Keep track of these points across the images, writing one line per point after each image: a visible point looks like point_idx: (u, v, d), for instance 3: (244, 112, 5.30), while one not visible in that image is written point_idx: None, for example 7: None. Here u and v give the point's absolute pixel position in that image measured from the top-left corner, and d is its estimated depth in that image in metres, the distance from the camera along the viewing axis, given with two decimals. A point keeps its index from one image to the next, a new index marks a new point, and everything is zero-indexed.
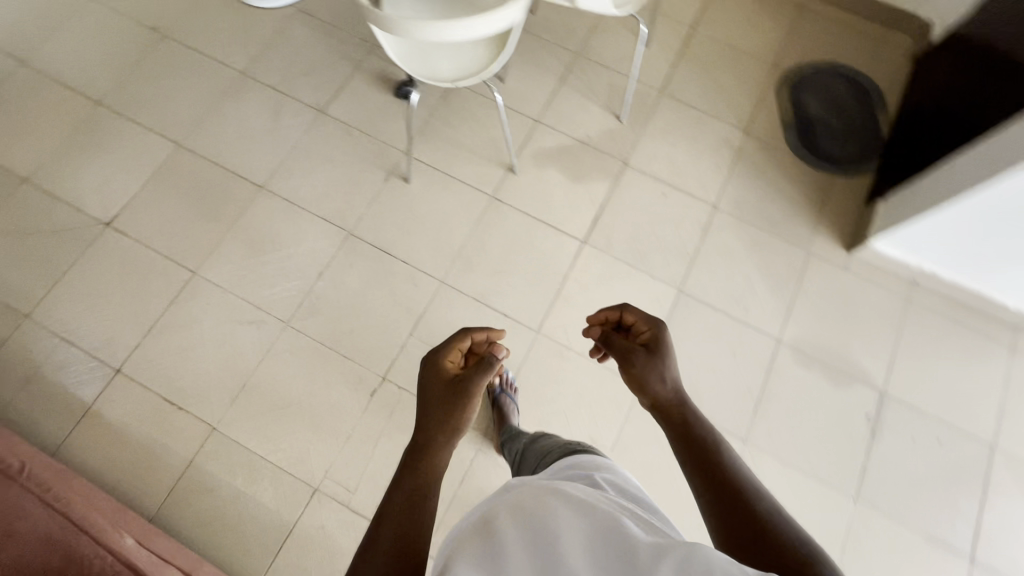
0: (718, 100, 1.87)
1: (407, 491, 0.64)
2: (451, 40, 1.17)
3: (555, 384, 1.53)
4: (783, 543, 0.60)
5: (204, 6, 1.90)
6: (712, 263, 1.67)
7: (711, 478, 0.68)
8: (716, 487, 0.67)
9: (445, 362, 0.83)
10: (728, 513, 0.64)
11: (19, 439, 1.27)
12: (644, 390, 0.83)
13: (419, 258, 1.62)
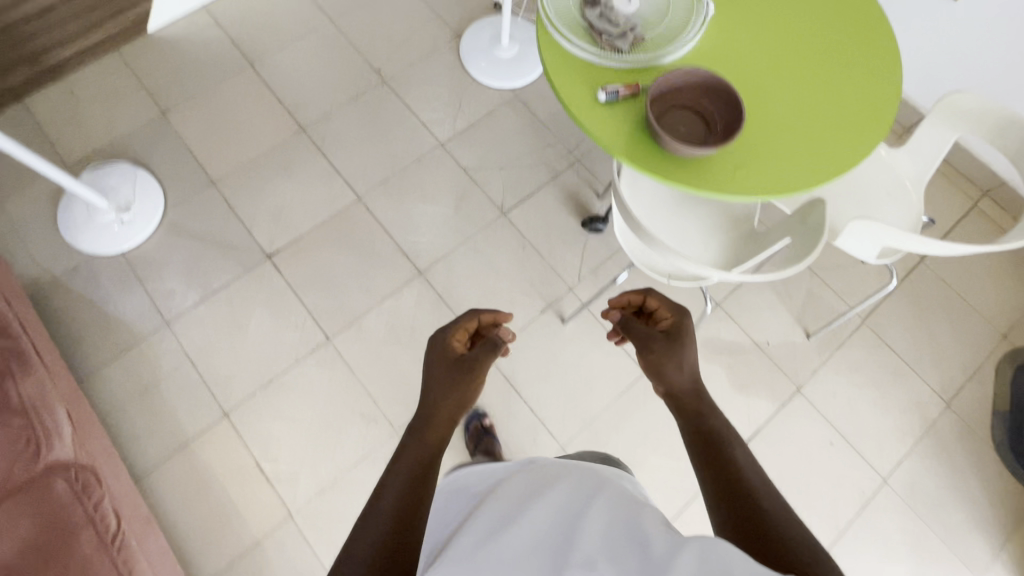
0: (927, 352, 1.62)
1: (403, 479, 0.65)
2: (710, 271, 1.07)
3: None
4: (795, 544, 0.57)
5: (431, 64, 1.88)
6: (859, 545, 1.45)
7: (719, 472, 0.65)
8: (729, 491, 0.63)
9: (452, 341, 0.81)
10: (732, 506, 0.62)
11: (122, 468, 1.25)
12: (661, 382, 0.79)
13: (547, 412, 1.50)
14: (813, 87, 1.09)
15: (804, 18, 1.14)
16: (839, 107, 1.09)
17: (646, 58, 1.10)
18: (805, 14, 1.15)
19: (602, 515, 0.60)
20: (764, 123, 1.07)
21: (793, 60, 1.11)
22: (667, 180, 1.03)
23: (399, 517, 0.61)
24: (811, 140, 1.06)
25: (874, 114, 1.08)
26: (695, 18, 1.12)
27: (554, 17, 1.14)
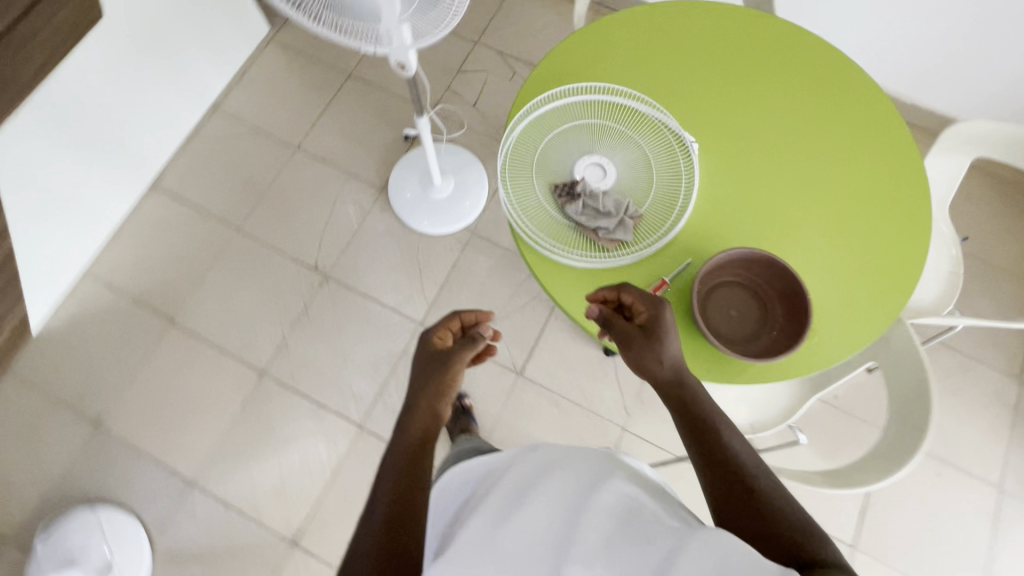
0: (981, 336, 1.57)
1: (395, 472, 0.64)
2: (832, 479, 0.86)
3: None
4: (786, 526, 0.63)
5: (370, 235, 1.66)
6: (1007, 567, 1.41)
7: (715, 464, 0.70)
8: (719, 470, 0.70)
9: (434, 339, 0.78)
10: (730, 495, 0.67)
11: None
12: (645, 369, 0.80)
13: None
14: (839, 201, 0.96)
15: (792, 120, 1.01)
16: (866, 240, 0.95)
17: (651, 238, 0.94)
18: (791, 114, 1.01)
19: (607, 506, 0.61)
20: (805, 264, 0.93)
21: (803, 175, 0.97)
22: (733, 380, 0.88)
23: (393, 519, 0.59)
24: (861, 266, 0.93)
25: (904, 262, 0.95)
26: (684, 168, 0.97)
27: (531, 225, 0.96)
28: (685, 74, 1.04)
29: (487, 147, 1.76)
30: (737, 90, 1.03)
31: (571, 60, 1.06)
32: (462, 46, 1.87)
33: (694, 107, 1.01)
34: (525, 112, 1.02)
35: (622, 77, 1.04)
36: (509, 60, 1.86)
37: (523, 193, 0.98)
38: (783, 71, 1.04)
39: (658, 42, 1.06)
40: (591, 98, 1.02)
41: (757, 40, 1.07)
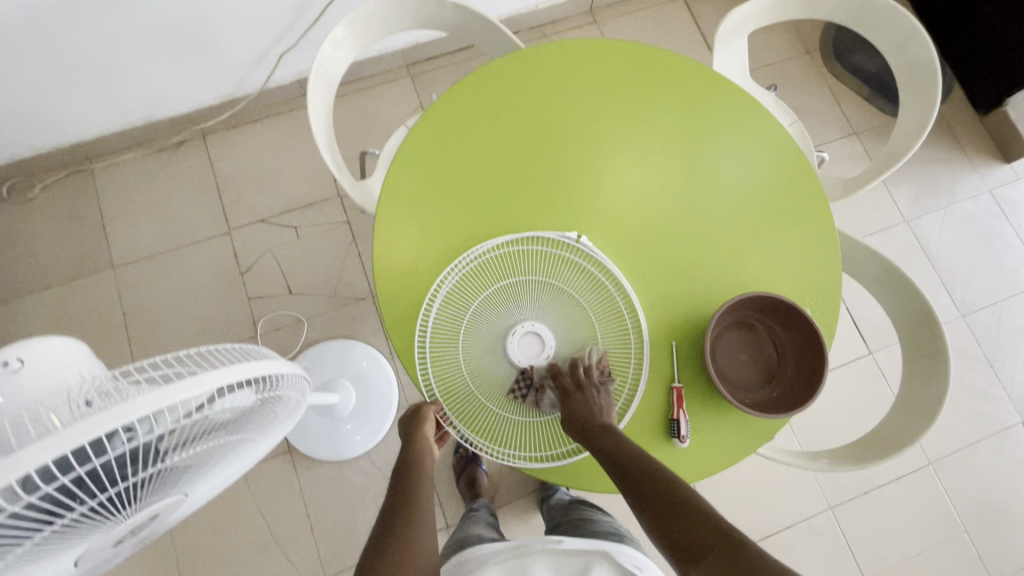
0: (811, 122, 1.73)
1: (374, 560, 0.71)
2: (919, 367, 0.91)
3: (984, 482, 1.48)
4: (714, 536, 0.65)
5: (323, 500, 1.39)
6: (951, 267, 1.66)
7: (650, 505, 0.71)
8: (650, 499, 0.71)
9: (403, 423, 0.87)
10: (667, 527, 0.68)
11: None
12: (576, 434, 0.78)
13: (797, 507, 1.44)
14: (714, 184, 0.96)
15: (625, 144, 0.96)
16: (751, 181, 0.97)
17: (634, 359, 0.86)
18: (619, 139, 0.97)
19: None
20: (743, 261, 0.93)
21: (673, 186, 0.95)
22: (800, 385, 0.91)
23: None
24: (772, 224, 0.95)
25: (792, 174, 0.97)
26: (595, 272, 0.88)
27: (523, 447, 0.84)
28: (510, 178, 0.93)
29: (342, 318, 1.51)
30: (562, 154, 0.95)
31: (407, 253, 0.90)
32: (220, 248, 1.53)
33: (544, 202, 0.93)
34: (420, 349, 0.85)
35: (462, 230, 0.91)
36: (276, 221, 1.56)
37: (491, 426, 0.84)
38: (584, 103, 0.97)
39: (462, 168, 0.93)
40: (463, 278, 0.86)
41: (538, 89, 0.97)
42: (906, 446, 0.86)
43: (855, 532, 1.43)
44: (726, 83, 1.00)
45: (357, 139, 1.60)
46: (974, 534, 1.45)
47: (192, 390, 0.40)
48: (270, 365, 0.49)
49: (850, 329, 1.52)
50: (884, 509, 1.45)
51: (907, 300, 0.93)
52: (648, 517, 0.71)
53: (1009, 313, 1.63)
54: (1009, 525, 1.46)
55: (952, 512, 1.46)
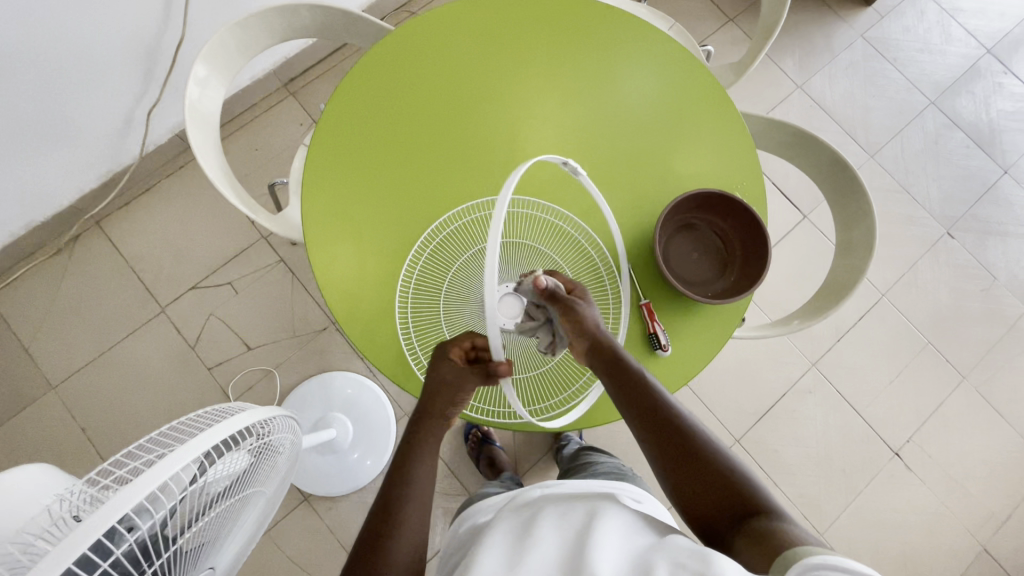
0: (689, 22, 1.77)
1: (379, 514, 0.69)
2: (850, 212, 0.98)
3: (934, 296, 1.63)
4: (736, 490, 0.67)
5: (358, 532, 1.38)
6: (850, 117, 1.77)
7: (666, 447, 0.72)
8: (653, 420, 0.73)
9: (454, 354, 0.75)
10: (683, 473, 0.70)
11: None
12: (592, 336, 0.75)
13: (785, 374, 1.54)
14: (625, 94, 0.98)
15: (531, 82, 0.97)
16: (656, 93, 0.99)
17: (610, 291, 0.90)
18: (524, 78, 0.97)
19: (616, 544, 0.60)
20: (671, 162, 0.97)
21: (588, 108, 0.97)
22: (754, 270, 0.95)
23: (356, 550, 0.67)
24: (687, 122, 0.99)
25: (690, 75, 1.00)
26: (546, 219, 0.91)
27: (533, 402, 0.86)
28: (434, 149, 0.93)
29: (311, 355, 1.47)
30: (475, 110, 0.95)
31: (357, 256, 0.89)
32: (160, 330, 1.45)
33: (473, 162, 0.93)
34: (409, 345, 0.87)
35: (404, 215, 0.90)
36: (207, 284, 1.48)
37: (497, 394, 0.86)
38: (479, 54, 0.97)
39: (383, 155, 0.92)
40: (426, 264, 0.89)
41: (432, 55, 0.96)
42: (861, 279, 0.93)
43: (840, 378, 1.55)
44: (604, 6, 1.01)
45: (260, 175, 1.52)
46: (937, 341, 1.60)
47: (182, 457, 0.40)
48: (264, 418, 0.52)
49: (781, 202, 1.61)
50: (858, 349, 1.58)
51: (820, 154, 0.99)
52: (659, 460, 0.72)
53: (910, 142, 1.76)
54: (963, 325, 1.62)
55: (912, 329, 1.60)
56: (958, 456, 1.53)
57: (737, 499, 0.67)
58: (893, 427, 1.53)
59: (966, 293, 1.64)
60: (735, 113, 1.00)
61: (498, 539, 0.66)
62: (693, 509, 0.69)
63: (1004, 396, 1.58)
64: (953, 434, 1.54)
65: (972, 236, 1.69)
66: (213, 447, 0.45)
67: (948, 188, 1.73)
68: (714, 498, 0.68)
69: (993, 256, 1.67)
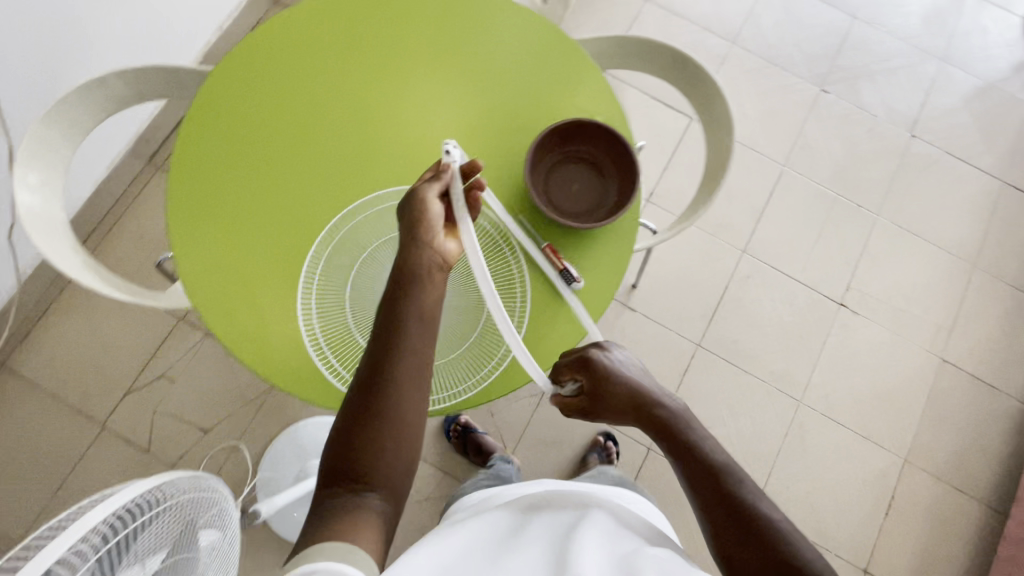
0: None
1: (379, 398, 0.69)
2: (703, 96, 1.01)
3: (828, 151, 1.71)
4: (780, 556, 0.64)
5: None
6: (702, 11, 1.82)
7: (712, 496, 0.71)
8: (704, 473, 0.73)
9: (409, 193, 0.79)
10: (727, 523, 0.68)
11: None
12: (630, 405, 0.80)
13: (721, 269, 1.60)
14: (502, 55, 0.98)
15: (409, 59, 0.96)
16: (493, 46, 0.98)
17: (506, 248, 0.90)
18: (400, 57, 0.95)
19: (599, 541, 0.67)
20: (529, 107, 0.97)
21: (433, 80, 0.96)
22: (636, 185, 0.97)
23: (353, 443, 0.68)
24: (531, 65, 0.98)
25: (521, 20, 1.00)
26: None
27: (468, 377, 0.86)
28: (323, 151, 0.91)
29: (271, 415, 1.44)
30: (357, 100, 0.93)
31: (253, 293, 0.87)
32: (108, 447, 1.39)
33: (340, 159, 0.91)
34: (329, 365, 0.86)
35: (288, 235, 0.88)
36: (141, 384, 1.43)
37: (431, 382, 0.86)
38: (352, 40, 0.95)
39: (256, 179, 0.90)
40: (322, 281, 0.87)
41: (305, 53, 0.94)
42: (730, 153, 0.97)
43: (770, 255, 1.62)
44: None
45: (153, 259, 1.46)
46: (844, 191, 1.68)
47: (92, 522, 0.41)
48: (187, 485, 0.54)
49: (664, 112, 1.65)
50: (777, 223, 1.64)
51: (661, 56, 1.02)
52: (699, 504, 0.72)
53: (762, 17, 1.82)
54: (862, 168, 1.70)
55: (819, 187, 1.68)
56: (896, 286, 1.62)
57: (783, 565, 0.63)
58: (831, 282, 1.61)
59: (856, 139, 1.72)
60: (572, 43, 1.00)
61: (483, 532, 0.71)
62: (723, 553, 0.67)
63: (918, 219, 1.67)
64: (884, 269, 1.63)
65: (844, 86, 1.77)
66: (135, 509, 0.47)
67: (809, 49, 1.80)
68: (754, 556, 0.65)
69: (868, 98, 1.76)
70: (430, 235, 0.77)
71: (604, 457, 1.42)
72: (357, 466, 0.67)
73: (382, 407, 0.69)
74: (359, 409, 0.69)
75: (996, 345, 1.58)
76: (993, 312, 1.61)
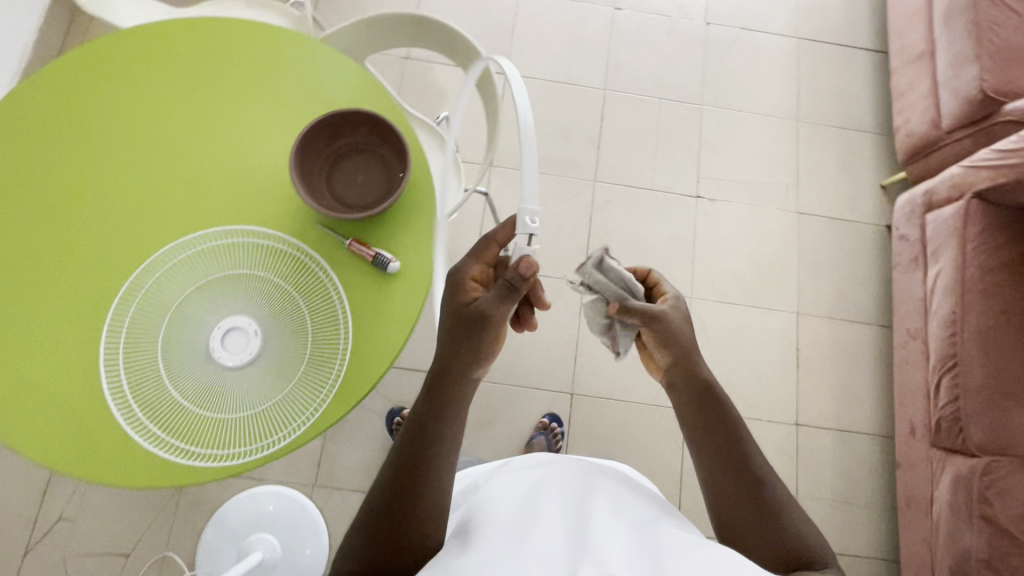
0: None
1: (423, 440, 0.72)
2: (454, 47, 1.02)
3: (638, 63, 1.77)
4: (790, 536, 0.67)
5: None
6: None
7: (729, 465, 0.71)
8: (726, 443, 0.73)
9: (471, 279, 0.76)
10: (736, 490, 0.70)
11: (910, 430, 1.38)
12: (664, 373, 0.78)
13: (579, 205, 1.64)
14: (286, 82, 0.93)
15: (223, 107, 0.92)
16: (238, 69, 0.94)
17: (312, 263, 0.86)
18: (210, 107, 0.92)
19: (623, 507, 0.72)
20: (286, 112, 0.92)
21: (184, 123, 0.91)
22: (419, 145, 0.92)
23: (398, 484, 0.70)
24: (279, 73, 0.94)
25: (261, 36, 0.96)
26: (213, 246, 0.87)
27: (308, 400, 0.81)
28: (103, 231, 0.86)
29: (191, 511, 1.36)
30: (169, 163, 0.89)
31: (52, 400, 0.80)
32: None
33: (109, 234, 0.86)
34: (156, 441, 0.79)
35: (79, 328, 0.82)
36: (39, 537, 1.32)
37: (272, 420, 0.80)
38: (160, 102, 0.92)
39: (43, 275, 0.84)
40: (128, 363, 0.82)
41: (113, 126, 0.91)
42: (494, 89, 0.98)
43: (619, 175, 1.67)
44: (147, 30, 0.95)
45: None
46: (665, 94, 1.75)
47: None
48: None
49: None
50: (616, 145, 1.70)
51: (405, 24, 1.02)
52: (710, 469, 0.72)
53: None
54: (673, 68, 1.78)
55: (642, 97, 1.74)
56: (738, 163, 1.71)
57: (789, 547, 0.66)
58: (681, 180, 1.69)
59: (659, 43, 1.79)
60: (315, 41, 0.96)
61: (499, 511, 0.71)
62: (725, 517, 0.70)
63: (737, 97, 1.76)
64: (723, 151, 1.72)
65: None
66: None
67: None
68: (760, 532, 0.67)
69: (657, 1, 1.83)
70: (496, 325, 0.73)
71: (551, 438, 1.43)
72: (400, 508, 0.69)
73: (431, 485, 0.71)
74: (406, 452, 0.72)
75: (838, 184, 1.70)
76: (827, 155, 1.73)
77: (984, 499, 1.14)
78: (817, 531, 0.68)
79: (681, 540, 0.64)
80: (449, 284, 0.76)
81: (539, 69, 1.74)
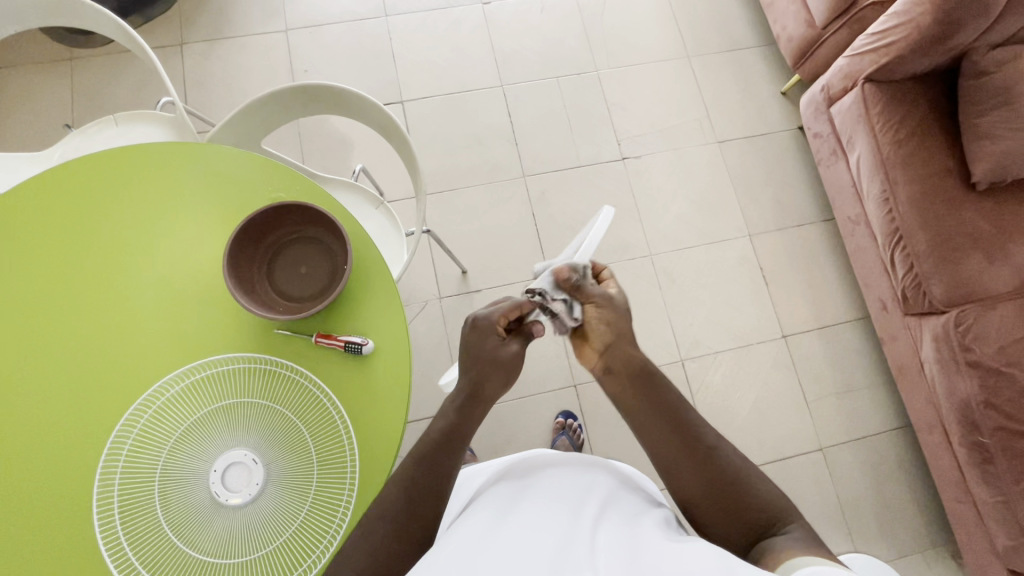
0: (148, 76, 1.60)
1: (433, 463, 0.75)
2: (345, 105, 0.99)
3: (525, 50, 1.77)
4: (750, 502, 0.68)
5: None
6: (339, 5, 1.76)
7: (681, 440, 0.73)
8: (677, 420, 0.75)
9: (496, 324, 0.82)
10: (687, 463, 0.72)
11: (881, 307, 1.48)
12: (601, 356, 0.81)
13: (519, 205, 1.64)
14: (196, 198, 0.88)
15: (141, 232, 0.86)
16: (141, 201, 0.87)
17: (285, 370, 0.83)
18: (127, 237, 0.86)
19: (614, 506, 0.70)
20: (203, 231, 0.87)
21: (105, 275, 0.84)
22: (350, 217, 0.90)
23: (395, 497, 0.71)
24: (185, 192, 0.88)
25: (153, 159, 0.89)
26: (179, 390, 0.81)
27: (332, 509, 0.78)
28: (58, 418, 0.79)
29: None
30: (104, 323, 0.83)
31: None
32: None
33: (66, 420, 0.79)
34: None
35: (69, 532, 0.75)
36: None
37: (303, 543, 0.77)
38: (71, 245, 0.85)
39: (5, 478, 0.77)
40: (131, 543, 0.75)
41: (30, 290, 0.83)
42: (401, 134, 0.96)
43: (546, 164, 1.68)
44: (28, 186, 0.87)
45: None
46: (561, 72, 1.76)
47: None
48: None
49: None
50: (532, 135, 1.70)
51: (289, 97, 0.98)
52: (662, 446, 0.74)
53: None
54: (561, 44, 1.79)
55: (541, 82, 1.75)
56: (650, 115, 1.75)
57: (750, 511, 0.68)
58: (604, 148, 1.71)
59: (538, 26, 1.80)
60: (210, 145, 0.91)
61: (481, 517, 0.66)
62: (684, 490, 0.72)
63: (627, 53, 1.80)
64: (632, 108, 1.75)
65: None
66: None
67: None
68: (722, 501, 0.69)
69: None
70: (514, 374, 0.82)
71: (572, 436, 1.44)
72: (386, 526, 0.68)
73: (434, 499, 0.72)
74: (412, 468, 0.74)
75: (745, 105, 1.78)
76: (726, 80, 1.79)
77: (965, 347, 1.23)
78: (781, 496, 0.69)
79: (654, 542, 0.60)
80: (474, 326, 0.81)
81: (433, 87, 1.72)
